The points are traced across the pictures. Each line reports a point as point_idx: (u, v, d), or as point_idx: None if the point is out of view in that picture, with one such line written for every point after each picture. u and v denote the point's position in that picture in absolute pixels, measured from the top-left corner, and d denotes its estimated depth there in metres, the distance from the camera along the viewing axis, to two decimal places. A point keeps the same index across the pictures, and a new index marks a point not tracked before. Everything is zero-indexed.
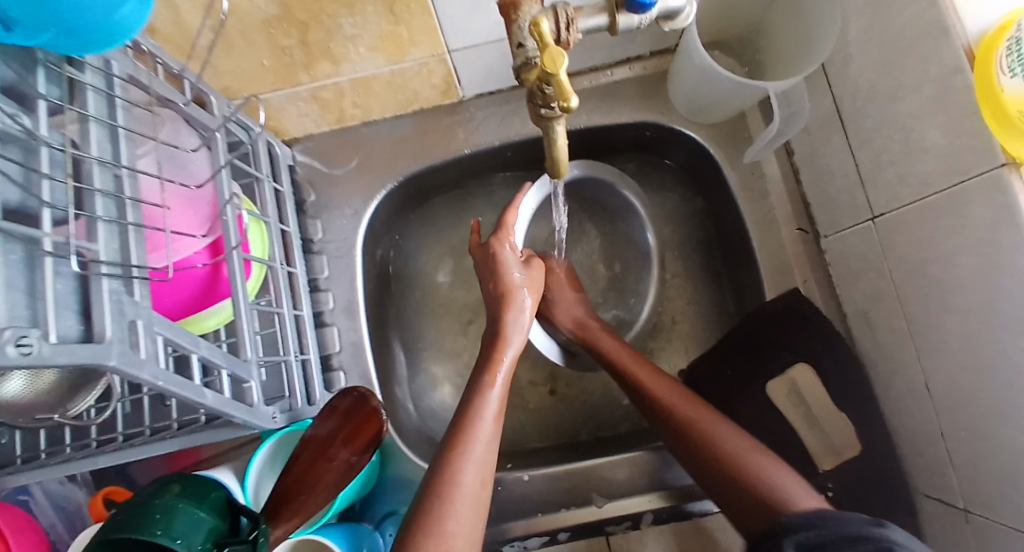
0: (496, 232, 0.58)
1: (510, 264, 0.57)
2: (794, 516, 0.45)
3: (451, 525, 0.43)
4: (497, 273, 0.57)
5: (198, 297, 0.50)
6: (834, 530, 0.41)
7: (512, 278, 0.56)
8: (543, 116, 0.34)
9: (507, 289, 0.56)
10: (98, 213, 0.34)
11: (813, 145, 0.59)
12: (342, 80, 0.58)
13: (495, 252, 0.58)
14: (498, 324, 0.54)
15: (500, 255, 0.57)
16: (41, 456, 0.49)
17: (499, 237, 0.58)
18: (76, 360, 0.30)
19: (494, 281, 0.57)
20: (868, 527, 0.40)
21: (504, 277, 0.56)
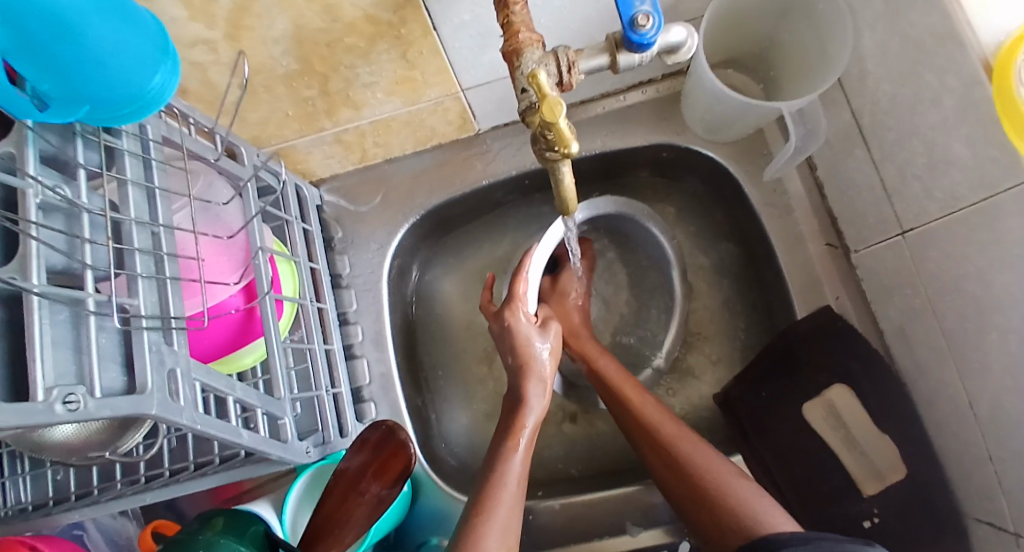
0: (509, 303, 0.60)
1: (528, 333, 0.59)
2: (775, 536, 0.42)
3: None
4: (516, 345, 0.59)
5: (234, 337, 0.52)
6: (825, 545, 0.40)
7: (533, 348, 0.59)
8: (547, 158, 0.34)
9: (528, 358, 0.58)
10: (137, 271, 0.37)
11: (835, 160, 0.58)
12: (363, 123, 0.60)
13: (512, 325, 0.59)
14: (519, 393, 0.57)
15: (516, 326, 0.59)
16: (93, 492, 0.52)
17: (513, 308, 0.60)
18: (119, 412, 0.32)
19: (512, 351, 0.59)
20: (859, 546, 0.40)
21: (523, 347, 0.59)
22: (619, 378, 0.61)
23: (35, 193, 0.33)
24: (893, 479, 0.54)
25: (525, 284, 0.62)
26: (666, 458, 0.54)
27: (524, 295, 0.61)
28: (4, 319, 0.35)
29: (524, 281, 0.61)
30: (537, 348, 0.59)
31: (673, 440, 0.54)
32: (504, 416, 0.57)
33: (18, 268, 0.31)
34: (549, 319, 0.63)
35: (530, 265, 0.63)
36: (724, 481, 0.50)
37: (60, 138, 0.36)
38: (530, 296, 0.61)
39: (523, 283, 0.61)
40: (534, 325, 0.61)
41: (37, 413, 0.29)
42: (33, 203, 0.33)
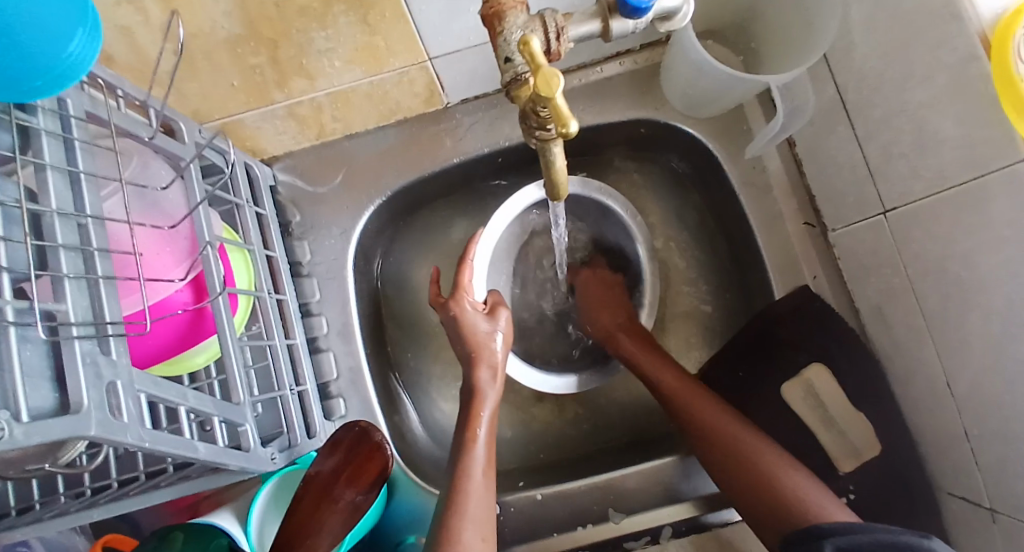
0: (452, 294, 0.57)
1: (475, 323, 0.56)
2: (832, 524, 0.44)
3: None
4: (462, 336, 0.55)
5: (184, 334, 0.46)
6: (874, 536, 0.41)
7: (480, 336, 0.55)
8: (538, 137, 0.31)
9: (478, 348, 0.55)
10: (63, 271, 0.31)
11: (816, 137, 0.57)
12: (319, 95, 0.55)
13: (457, 314, 0.56)
14: (471, 382, 0.54)
15: (463, 317, 0.56)
16: (34, 507, 0.47)
17: (457, 299, 0.56)
18: (52, 437, 0.28)
19: (460, 342, 0.56)
20: (913, 538, 0.40)
21: (470, 337, 0.55)
22: (663, 373, 0.60)
23: None
24: (869, 456, 0.55)
25: (470, 272, 0.59)
26: (726, 454, 0.53)
27: (469, 283, 0.59)
28: None
29: (468, 269, 0.59)
30: (486, 333, 0.55)
31: (726, 435, 0.54)
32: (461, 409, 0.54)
33: None
34: (500, 305, 0.59)
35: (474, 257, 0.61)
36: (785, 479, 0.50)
37: None
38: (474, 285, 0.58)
39: (468, 272, 0.59)
40: (482, 313, 0.57)
41: None
42: None
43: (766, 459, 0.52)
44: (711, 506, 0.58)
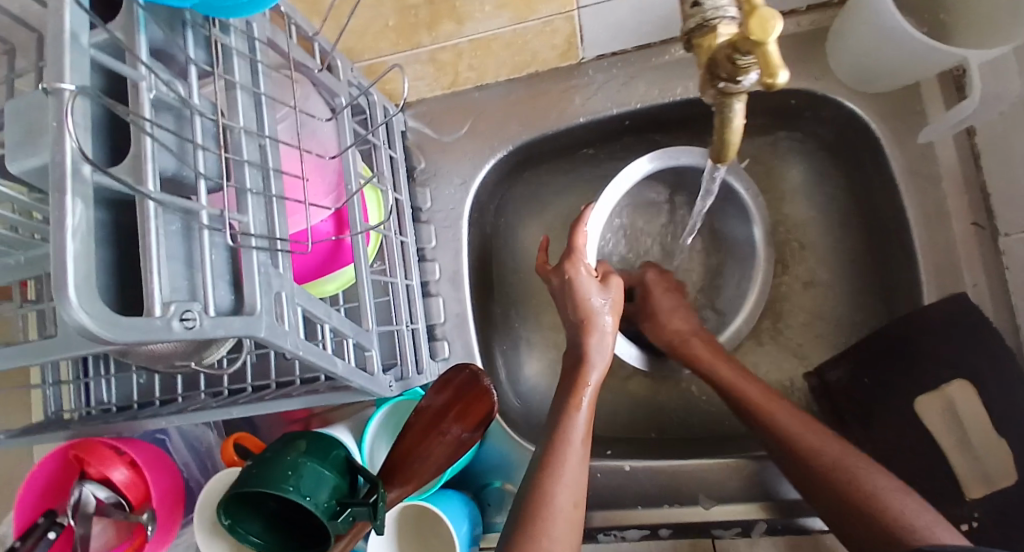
0: (567, 256, 0.57)
1: (587, 289, 0.55)
2: None
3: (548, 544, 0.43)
4: (574, 299, 0.56)
5: (320, 263, 0.50)
6: None
7: (592, 303, 0.55)
8: (720, 90, 0.29)
9: (587, 315, 0.55)
10: (246, 185, 0.34)
11: (1007, 124, 0.50)
12: (462, 41, 0.61)
13: (571, 278, 0.56)
14: (582, 349, 0.54)
15: (576, 281, 0.56)
16: (177, 399, 0.53)
17: (572, 261, 0.57)
18: (232, 332, 0.30)
19: (572, 307, 0.56)
20: None
21: (581, 302, 0.55)
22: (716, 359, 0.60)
23: (149, 86, 0.30)
24: (1006, 484, 0.50)
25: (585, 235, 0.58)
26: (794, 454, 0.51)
27: (583, 247, 0.58)
28: (108, 222, 0.31)
29: (583, 231, 0.58)
30: (599, 306, 0.55)
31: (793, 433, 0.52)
32: (565, 374, 0.55)
33: (129, 168, 0.29)
34: (610, 273, 0.59)
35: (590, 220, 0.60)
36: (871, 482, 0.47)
37: (168, 29, 0.33)
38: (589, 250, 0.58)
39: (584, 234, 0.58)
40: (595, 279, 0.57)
41: (154, 329, 0.26)
42: (147, 97, 0.30)
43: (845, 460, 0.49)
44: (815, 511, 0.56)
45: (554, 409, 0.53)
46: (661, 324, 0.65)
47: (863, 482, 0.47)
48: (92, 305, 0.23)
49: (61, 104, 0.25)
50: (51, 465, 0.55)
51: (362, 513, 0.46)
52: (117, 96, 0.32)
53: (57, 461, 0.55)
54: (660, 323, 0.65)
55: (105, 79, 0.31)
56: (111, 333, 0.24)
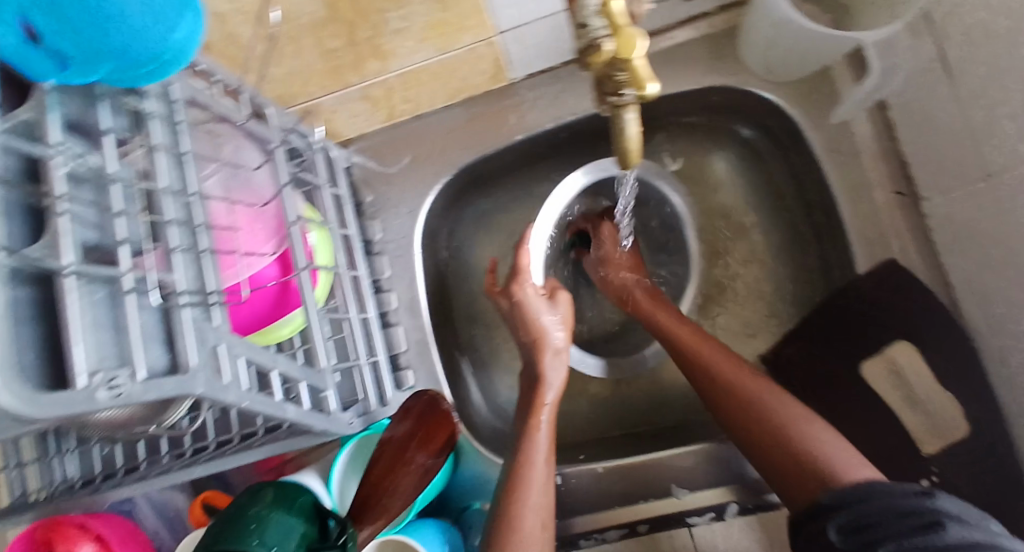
0: (512, 277, 0.58)
1: (536, 308, 0.57)
2: (833, 491, 0.44)
3: None
4: (524, 318, 0.57)
5: (270, 309, 0.49)
6: (876, 504, 0.41)
7: (542, 321, 0.56)
8: (611, 103, 0.31)
9: (539, 332, 0.56)
10: (174, 244, 0.34)
11: (912, 97, 0.53)
12: (391, 77, 0.56)
13: (519, 300, 0.57)
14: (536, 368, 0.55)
15: (523, 300, 0.57)
16: (140, 467, 0.51)
17: (517, 281, 0.58)
18: (164, 394, 0.30)
19: (524, 327, 0.57)
20: (913, 498, 0.40)
21: (532, 321, 0.56)
22: (657, 308, 0.62)
23: (64, 161, 0.30)
24: (958, 436, 0.52)
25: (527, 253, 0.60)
26: (727, 398, 0.54)
27: (528, 266, 0.59)
28: None
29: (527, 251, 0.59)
30: (551, 321, 0.56)
31: (730, 381, 0.54)
32: (524, 393, 0.56)
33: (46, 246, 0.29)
34: (557, 288, 0.61)
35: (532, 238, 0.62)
36: (798, 431, 0.49)
37: (81, 103, 0.33)
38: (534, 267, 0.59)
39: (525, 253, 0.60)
40: (542, 296, 0.58)
41: (78, 402, 0.26)
42: (63, 172, 0.30)
43: (780, 408, 0.51)
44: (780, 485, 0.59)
45: (516, 430, 0.54)
46: (609, 271, 0.67)
47: (784, 423, 0.50)
48: (8, 385, 0.24)
49: None
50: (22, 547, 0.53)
51: None
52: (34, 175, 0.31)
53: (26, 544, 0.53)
54: (610, 266, 0.67)
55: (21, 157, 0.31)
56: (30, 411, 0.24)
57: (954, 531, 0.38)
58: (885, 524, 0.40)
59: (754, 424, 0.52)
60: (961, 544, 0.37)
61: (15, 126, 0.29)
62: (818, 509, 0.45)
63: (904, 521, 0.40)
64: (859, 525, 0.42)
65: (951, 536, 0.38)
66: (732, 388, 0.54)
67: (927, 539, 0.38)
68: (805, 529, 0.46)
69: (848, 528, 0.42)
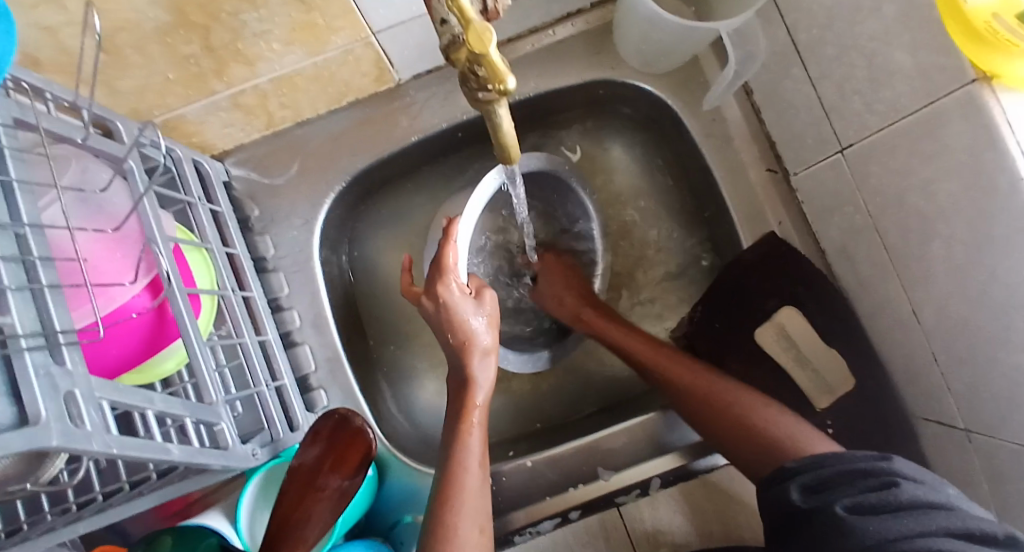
0: (436, 279, 0.54)
1: (464, 311, 0.54)
2: (795, 462, 0.47)
3: None
4: (451, 323, 0.54)
5: (148, 344, 0.45)
6: (836, 465, 0.44)
7: (470, 324, 0.54)
8: (481, 100, 0.30)
9: (467, 336, 0.54)
10: (3, 283, 0.30)
11: (771, 81, 0.57)
12: (262, 82, 0.52)
13: (446, 303, 0.53)
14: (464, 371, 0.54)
15: (450, 303, 0.53)
16: (20, 528, 0.45)
17: (441, 282, 0.53)
18: (11, 451, 0.27)
19: (450, 331, 0.54)
20: (874, 463, 0.43)
21: (459, 325, 0.53)
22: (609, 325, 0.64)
23: None
24: (843, 390, 0.57)
25: (455, 252, 0.54)
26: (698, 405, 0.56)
27: (453, 265, 0.55)
28: None
29: (453, 247, 0.54)
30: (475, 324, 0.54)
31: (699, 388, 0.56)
32: (452, 398, 0.55)
33: None
34: (482, 287, 0.58)
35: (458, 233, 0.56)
36: (768, 425, 0.52)
37: None
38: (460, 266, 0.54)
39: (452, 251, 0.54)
40: (469, 296, 0.55)
41: None
42: None
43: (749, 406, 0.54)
44: (702, 454, 0.61)
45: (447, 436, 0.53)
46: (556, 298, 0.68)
47: (761, 419, 0.53)
48: None
49: None
50: None
51: None
52: None
53: None
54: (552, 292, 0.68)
55: None
56: None
57: (909, 489, 0.40)
58: (846, 484, 0.43)
59: (728, 428, 0.54)
60: (914, 501, 0.39)
61: None
62: (779, 475, 0.47)
63: (864, 481, 0.42)
64: (822, 485, 0.44)
65: (904, 493, 0.40)
66: (702, 394, 0.56)
67: (881, 495, 0.40)
68: (764, 496, 0.47)
69: (809, 487, 0.45)
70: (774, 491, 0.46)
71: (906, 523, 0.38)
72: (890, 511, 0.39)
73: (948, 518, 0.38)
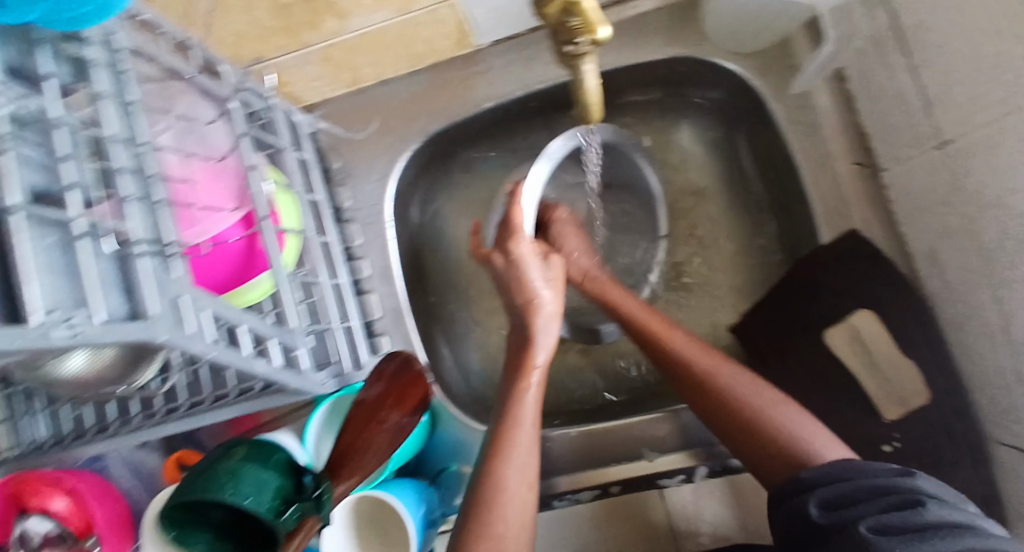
0: (508, 235, 0.59)
1: (531, 271, 0.57)
2: (810, 471, 0.45)
3: (502, 529, 0.46)
4: (518, 279, 0.57)
5: (238, 271, 0.49)
6: (853, 482, 0.42)
7: (535, 286, 0.57)
8: (568, 54, 0.31)
9: (531, 298, 0.57)
10: (128, 193, 0.34)
11: (869, 67, 0.54)
12: (350, 37, 0.55)
13: (516, 258, 0.58)
14: (527, 331, 0.56)
15: (518, 260, 0.58)
16: (112, 426, 0.52)
17: (513, 239, 0.59)
18: (126, 337, 0.30)
19: (517, 291, 0.57)
20: (893, 479, 0.41)
21: (525, 285, 0.57)
22: (613, 293, 0.63)
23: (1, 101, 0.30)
24: (917, 403, 0.54)
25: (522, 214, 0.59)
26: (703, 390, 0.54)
27: (522, 225, 0.59)
28: None
29: (520, 210, 0.59)
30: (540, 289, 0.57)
31: (706, 372, 0.54)
32: (511, 356, 0.56)
33: None
34: (552, 254, 0.61)
35: (525, 195, 0.60)
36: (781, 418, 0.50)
37: (20, 48, 0.32)
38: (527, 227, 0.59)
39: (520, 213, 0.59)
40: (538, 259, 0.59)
41: (35, 337, 0.26)
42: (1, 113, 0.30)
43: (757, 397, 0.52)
44: None
45: (502, 392, 0.54)
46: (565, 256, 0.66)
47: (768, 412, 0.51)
48: None
49: None
50: None
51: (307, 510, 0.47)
52: None
53: None
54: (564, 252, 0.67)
55: None
56: None
57: (934, 510, 0.38)
58: (863, 501, 0.41)
59: (733, 415, 0.52)
60: (939, 521, 0.37)
61: None
62: (795, 485, 0.45)
63: (884, 499, 0.40)
64: (839, 502, 0.42)
65: (929, 513, 0.38)
66: (708, 379, 0.54)
67: (904, 514, 0.38)
68: (781, 508, 0.46)
69: (828, 503, 0.42)
70: (794, 503, 0.45)
71: (930, 545, 0.36)
72: (912, 532, 0.37)
73: (973, 540, 0.35)
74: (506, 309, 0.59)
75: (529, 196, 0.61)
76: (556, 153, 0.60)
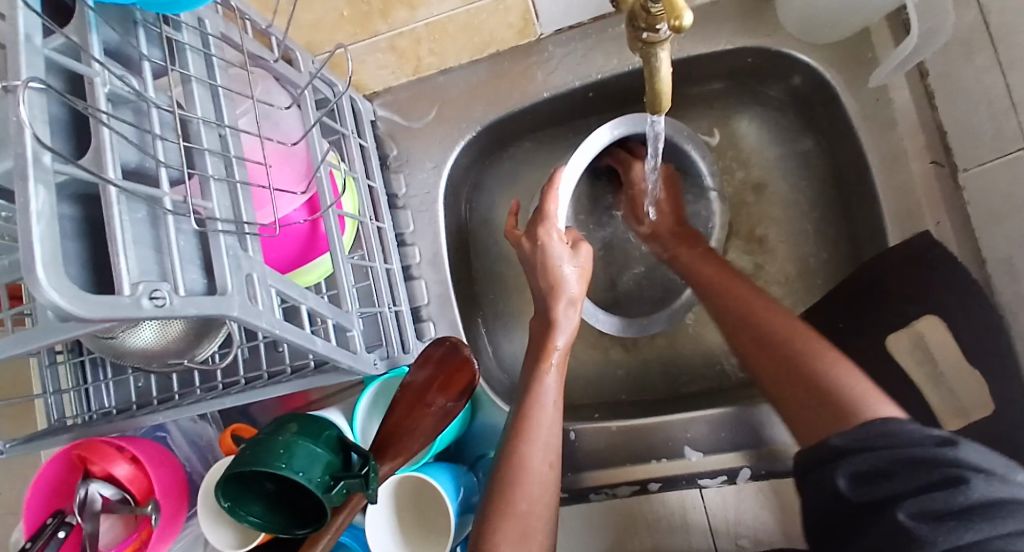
0: (540, 222, 0.59)
1: (559, 256, 0.57)
2: (843, 433, 0.42)
3: (522, 505, 0.47)
4: (544, 265, 0.57)
5: (300, 252, 0.51)
6: (894, 453, 0.39)
7: (561, 271, 0.57)
8: (644, 41, 0.31)
9: (556, 281, 0.57)
10: (209, 172, 0.35)
11: (955, 63, 0.51)
12: (418, 26, 0.57)
13: (543, 245, 0.58)
14: (549, 315, 0.56)
15: (548, 246, 0.58)
16: (175, 397, 0.55)
17: (544, 226, 0.59)
18: (203, 311, 0.31)
19: (541, 275, 0.58)
20: (935, 449, 0.38)
21: (551, 269, 0.57)
22: (679, 246, 0.65)
23: (103, 81, 0.31)
24: (979, 415, 0.52)
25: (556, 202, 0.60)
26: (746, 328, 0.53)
27: (555, 213, 0.60)
28: (78, 217, 0.33)
29: (555, 195, 0.60)
30: (568, 274, 0.57)
31: (751, 312, 0.54)
32: (534, 338, 0.57)
33: (92, 162, 0.30)
34: (580, 240, 0.61)
35: (562, 182, 0.61)
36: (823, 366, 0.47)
37: (121, 29, 0.34)
38: (560, 214, 0.60)
39: (554, 201, 0.60)
40: (566, 246, 0.59)
41: (125, 307, 0.27)
42: (102, 92, 0.31)
43: (800, 338, 0.50)
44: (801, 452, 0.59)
45: (525, 375, 0.55)
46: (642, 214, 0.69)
47: (813, 356, 0.48)
48: (59, 281, 0.24)
49: (17, 96, 0.26)
50: (56, 467, 0.56)
51: (356, 487, 0.48)
52: (78, 97, 0.33)
53: (62, 461, 0.56)
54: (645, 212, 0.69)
55: (66, 81, 0.32)
56: (86, 308, 0.25)
57: (979, 487, 0.36)
58: (901, 475, 0.39)
59: (772, 354, 0.50)
60: (985, 500, 0.35)
61: (59, 47, 0.31)
62: (826, 451, 0.42)
63: (924, 473, 0.38)
64: (873, 474, 0.40)
65: (973, 492, 0.36)
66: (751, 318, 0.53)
67: (946, 493, 0.37)
68: (807, 474, 0.43)
69: (861, 474, 0.40)
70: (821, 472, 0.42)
71: (973, 532, 0.35)
72: (955, 514, 0.36)
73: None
74: (532, 292, 0.59)
75: (566, 183, 0.62)
76: (602, 138, 0.63)
